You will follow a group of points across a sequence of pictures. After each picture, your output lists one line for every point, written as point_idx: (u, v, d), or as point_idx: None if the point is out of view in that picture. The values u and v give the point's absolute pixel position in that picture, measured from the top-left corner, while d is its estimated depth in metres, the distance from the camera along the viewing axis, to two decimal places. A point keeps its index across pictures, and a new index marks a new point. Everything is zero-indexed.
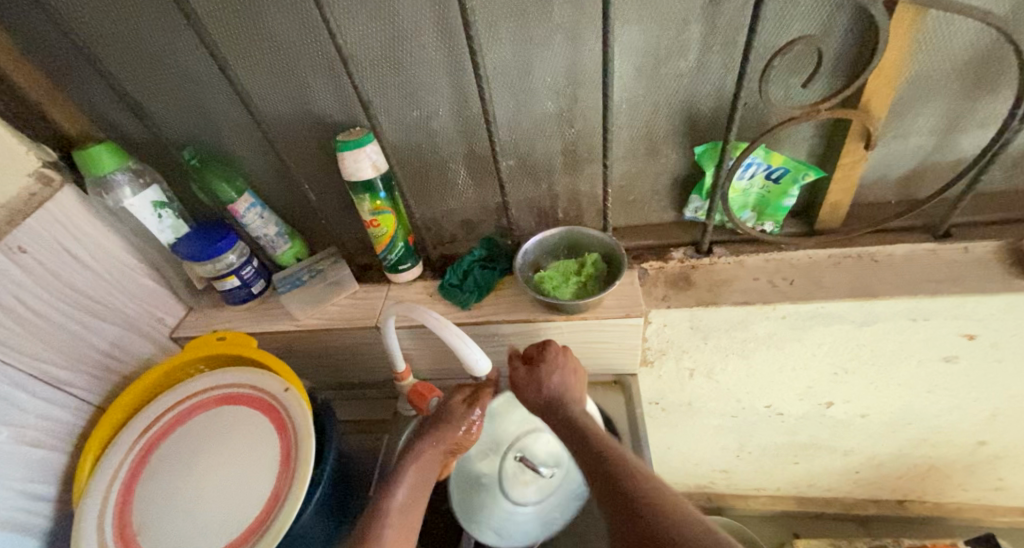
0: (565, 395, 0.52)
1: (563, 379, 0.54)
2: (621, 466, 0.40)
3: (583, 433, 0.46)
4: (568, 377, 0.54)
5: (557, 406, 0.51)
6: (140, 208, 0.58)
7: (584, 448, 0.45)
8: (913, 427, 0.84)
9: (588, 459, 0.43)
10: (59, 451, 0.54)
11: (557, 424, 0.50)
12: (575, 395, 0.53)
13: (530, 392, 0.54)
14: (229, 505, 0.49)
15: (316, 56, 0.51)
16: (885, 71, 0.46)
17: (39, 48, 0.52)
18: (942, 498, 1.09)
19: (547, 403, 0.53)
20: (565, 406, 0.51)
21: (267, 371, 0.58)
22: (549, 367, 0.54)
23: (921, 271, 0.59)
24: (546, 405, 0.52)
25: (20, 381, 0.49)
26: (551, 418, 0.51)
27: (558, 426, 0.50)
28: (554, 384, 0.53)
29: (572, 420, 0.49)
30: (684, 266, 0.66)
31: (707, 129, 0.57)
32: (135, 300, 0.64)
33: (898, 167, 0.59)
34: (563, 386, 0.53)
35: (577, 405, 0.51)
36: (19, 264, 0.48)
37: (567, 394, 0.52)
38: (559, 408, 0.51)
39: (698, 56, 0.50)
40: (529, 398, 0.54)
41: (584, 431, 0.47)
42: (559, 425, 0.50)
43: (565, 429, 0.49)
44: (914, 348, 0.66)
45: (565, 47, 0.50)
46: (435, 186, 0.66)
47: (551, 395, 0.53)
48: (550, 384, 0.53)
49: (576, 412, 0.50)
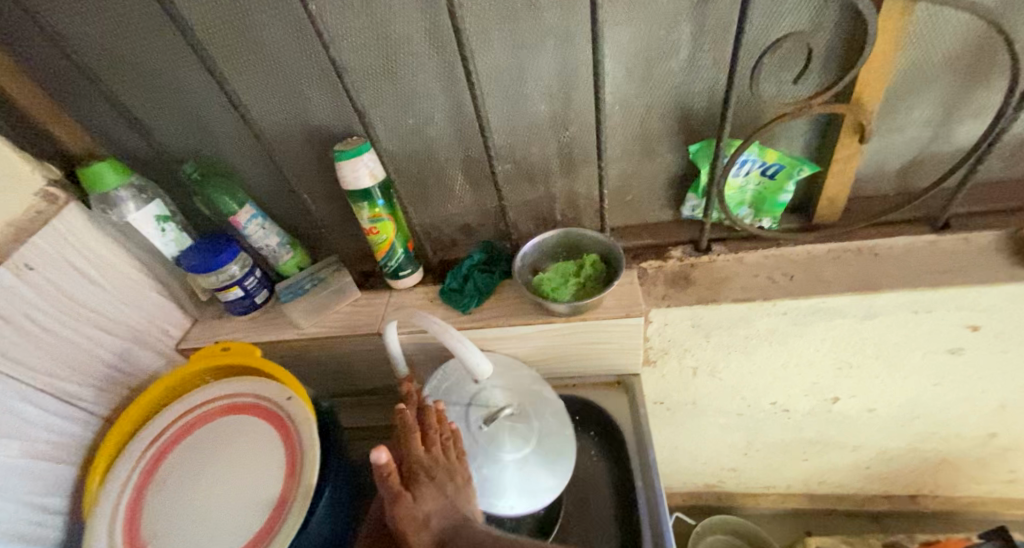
0: (453, 517, 0.48)
1: (443, 497, 0.49)
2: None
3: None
4: (451, 497, 0.49)
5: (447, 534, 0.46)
6: (144, 223, 0.59)
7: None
8: (922, 420, 0.83)
9: None
10: (68, 464, 0.55)
11: (450, 542, 0.45)
12: (466, 511, 0.49)
13: (410, 521, 0.48)
14: (236, 514, 0.49)
15: (311, 67, 0.52)
16: (876, 64, 0.47)
17: (41, 67, 0.53)
18: (955, 492, 1.07)
19: (436, 532, 0.47)
20: (454, 529, 0.46)
21: (271, 380, 0.59)
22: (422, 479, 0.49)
23: (921, 263, 0.59)
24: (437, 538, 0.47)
25: (30, 396, 0.50)
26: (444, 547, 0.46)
27: (450, 546, 0.45)
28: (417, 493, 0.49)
29: (470, 537, 0.45)
30: (683, 264, 0.66)
31: (701, 127, 0.57)
32: (141, 312, 0.65)
33: (895, 159, 0.59)
34: (437, 505, 0.48)
35: (468, 522, 0.47)
36: (27, 280, 0.49)
37: (451, 513, 0.47)
38: (455, 527, 0.46)
39: (688, 55, 0.50)
40: (409, 528, 0.48)
41: (488, 546, 0.44)
42: (450, 544, 0.45)
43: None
44: (918, 340, 0.65)
45: (555, 51, 0.51)
46: (433, 192, 0.66)
47: (434, 524, 0.47)
48: (426, 507, 0.48)
49: (462, 530, 0.46)
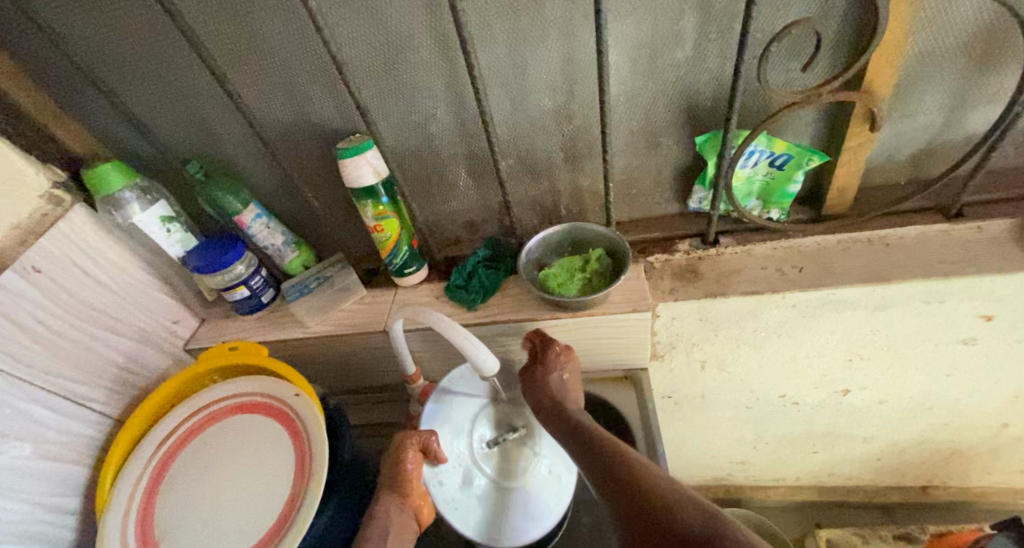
0: (563, 397, 0.55)
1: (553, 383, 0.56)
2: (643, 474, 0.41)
3: (593, 437, 0.48)
4: (566, 382, 0.56)
5: (558, 405, 0.54)
6: (150, 224, 0.59)
7: (602, 458, 0.45)
8: (933, 412, 0.82)
9: (592, 460, 0.46)
10: (80, 465, 0.56)
11: (557, 420, 0.53)
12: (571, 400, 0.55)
13: (535, 388, 0.56)
14: (247, 512, 0.50)
15: (312, 65, 0.51)
16: (887, 50, 0.45)
17: (41, 68, 0.53)
18: (966, 483, 1.06)
19: (547, 404, 0.55)
20: (563, 406, 0.53)
21: (278, 379, 0.59)
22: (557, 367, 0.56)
23: (933, 253, 0.58)
24: (551, 405, 0.54)
25: (39, 398, 0.51)
26: (549, 418, 0.53)
27: (557, 422, 0.52)
28: (552, 384, 0.55)
29: (575, 422, 0.51)
30: (690, 258, 0.66)
31: (707, 118, 0.56)
32: (148, 314, 0.65)
33: (906, 147, 0.58)
34: (559, 380, 0.56)
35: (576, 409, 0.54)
36: (34, 283, 0.50)
37: (566, 395, 0.55)
38: (562, 407, 0.53)
39: (693, 45, 0.49)
40: (534, 399, 0.56)
41: (591, 433, 0.49)
42: (557, 424, 0.52)
43: (562, 427, 0.51)
44: (930, 331, 0.65)
45: (558, 43, 0.50)
46: (437, 189, 0.66)
47: (554, 395, 0.55)
48: (554, 383, 0.56)
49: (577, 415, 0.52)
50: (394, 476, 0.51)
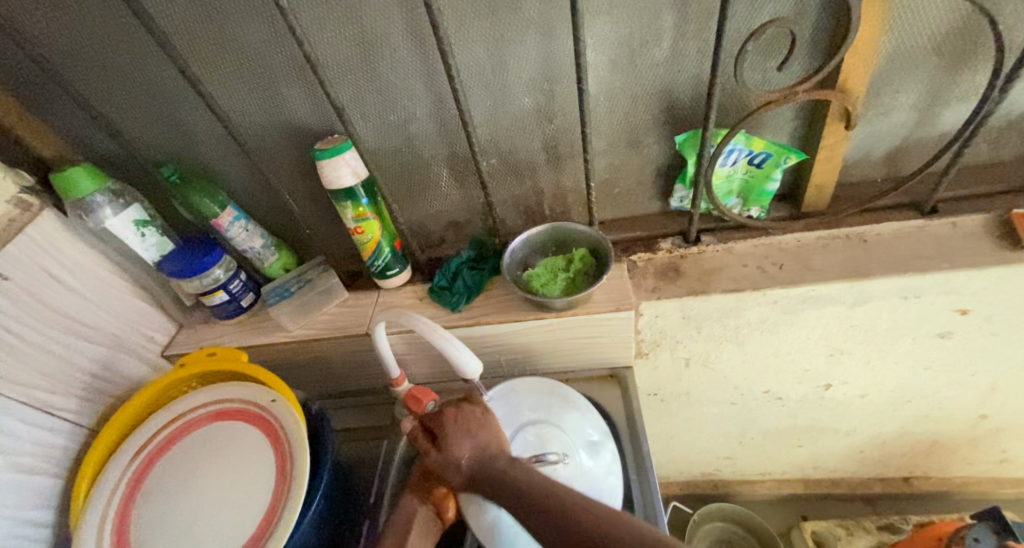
0: (485, 455, 0.45)
1: (470, 437, 0.46)
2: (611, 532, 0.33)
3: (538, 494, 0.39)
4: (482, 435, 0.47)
5: (482, 468, 0.44)
6: (122, 228, 0.57)
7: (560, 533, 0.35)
8: (913, 404, 0.84)
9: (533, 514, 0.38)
10: (54, 476, 0.54)
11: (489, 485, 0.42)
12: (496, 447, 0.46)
13: (449, 464, 0.45)
14: (226, 522, 0.49)
15: (287, 65, 0.50)
16: (861, 49, 0.46)
17: (5, 70, 0.51)
18: (947, 473, 1.09)
19: (472, 474, 0.44)
20: (491, 464, 0.43)
21: (258, 385, 0.58)
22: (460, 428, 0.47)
23: (910, 248, 0.58)
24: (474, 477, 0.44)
25: (9, 409, 0.49)
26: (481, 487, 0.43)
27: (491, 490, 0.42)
28: (460, 444, 0.45)
29: (511, 474, 0.42)
30: (673, 256, 0.66)
31: (687, 117, 0.56)
32: (125, 320, 0.64)
33: (882, 145, 0.59)
34: (473, 430, 0.47)
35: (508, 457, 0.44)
36: (1, 291, 0.48)
37: (488, 451, 0.45)
38: (490, 470, 0.43)
39: (671, 45, 0.49)
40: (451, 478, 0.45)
41: (532, 490, 0.39)
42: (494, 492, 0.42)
43: (496, 490, 0.41)
44: (908, 326, 0.66)
45: (537, 43, 0.50)
46: (418, 189, 0.65)
47: (472, 462, 0.45)
48: (467, 442, 0.46)
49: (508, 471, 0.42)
50: (422, 466, 0.48)
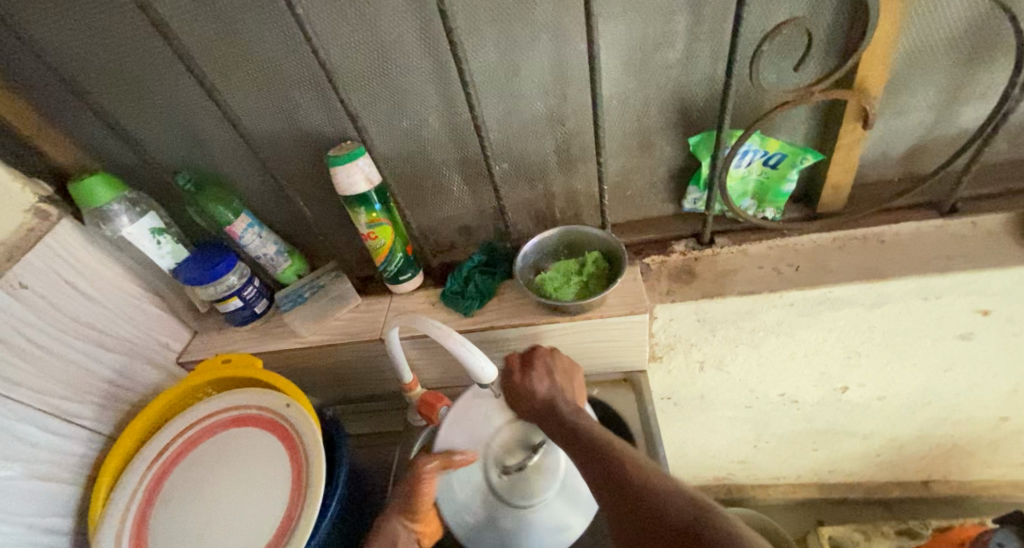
0: (556, 399, 0.50)
1: (552, 382, 0.52)
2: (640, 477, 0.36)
3: (589, 436, 0.43)
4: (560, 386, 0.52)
5: (551, 408, 0.49)
6: (139, 237, 0.58)
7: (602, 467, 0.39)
8: (932, 407, 0.83)
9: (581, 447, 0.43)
10: (71, 483, 0.55)
11: (551, 424, 0.48)
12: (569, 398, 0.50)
13: (523, 397, 0.51)
14: (244, 529, 0.49)
15: (301, 72, 0.51)
16: (878, 48, 0.46)
17: (24, 80, 0.52)
18: (966, 477, 1.07)
19: (539, 408, 0.50)
20: (557, 407, 0.48)
21: (273, 391, 0.58)
22: (540, 375, 0.52)
23: (929, 248, 0.58)
24: (541, 411, 0.49)
25: (28, 417, 0.50)
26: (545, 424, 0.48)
27: (554, 427, 0.47)
28: (537, 386, 0.51)
29: (567, 416, 0.47)
30: (686, 259, 0.65)
31: (701, 118, 0.56)
32: (140, 328, 0.64)
33: (899, 144, 0.58)
34: (546, 380, 0.52)
35: (573, 406, 0.48)
36: (21, 299, 0.49)
37: (558, 396, 0.50)
38: (555, 409, 0.48)
39: (685, 46, 0.49)
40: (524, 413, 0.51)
41: (585, 430, 0.44)
42: (552, 429, 0.47)
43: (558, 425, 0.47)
44: (927, 327, 0.65)
45: (549, 47, 0.50)
46: (430, 194, 0.65)
47: (542, 400, 0.50)
48: (538, 386, 0.51)
49: (569, 413, 0.47)
50: (408, 502, 0.49)
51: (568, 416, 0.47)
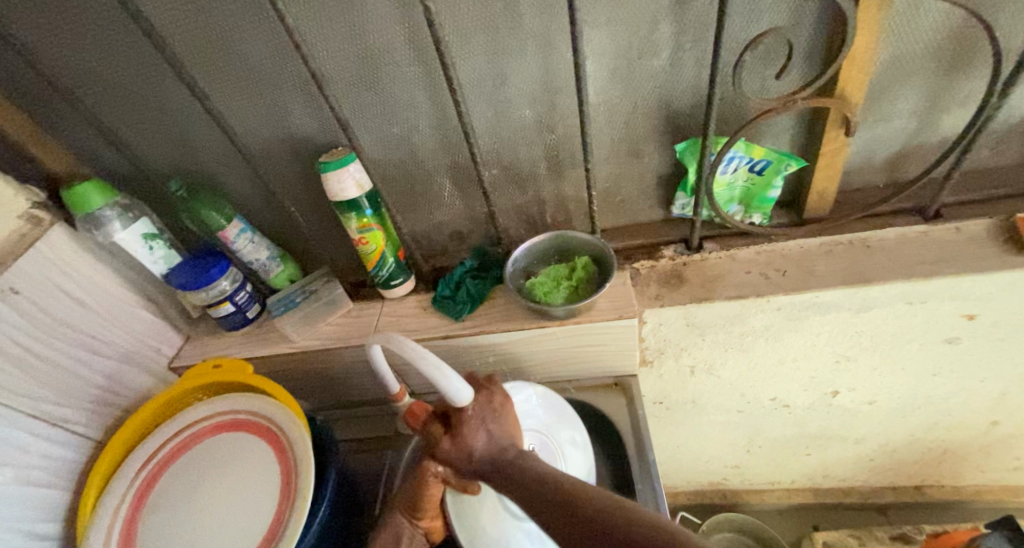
0: (499, 448, 0.43)
1: (487, 427, 0.44)
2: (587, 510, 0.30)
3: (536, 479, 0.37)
4: (497, 427, 0.45)
5: (495, 456, 0.43)
6: (132, 242, 0.58)
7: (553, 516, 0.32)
8: (922, 411, 0.83)
9: (520, 489, 0.37)
10: (61, 488, 0.55)
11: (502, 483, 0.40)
12: (506, 439, 0.44)
13: (456, 457, 0.44)
14: (232, 534, 0.49)
15: (292, 80, 0.51)
16: (857, 58, 0.46)
17: (18, 87, 0.52)
18: (960, 482, 1.07)
19: (483, 468, 0.42)
20: (502, 454, 0.42)
21: (264, 396, 0.58)
22: (474, 422, 0.44)
23: (914, 253, 0.58)
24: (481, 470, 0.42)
25: (18, 422, 0.50)
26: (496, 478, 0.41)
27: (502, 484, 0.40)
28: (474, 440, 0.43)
29: (518, 463, 0.40)
30: (675, 263, 0.66)
31: (687, 125, 0.57)
32: (132, 332, 0.64)
33: (883, 150, 0.59)
34: (476, 429, 0.44)
35: (519, 450, 0.43)
36: (13, 304, 0.49)
37: (498, 444, 0.43)
38: (501, 463, 0.41)
39: (669, 55, 0.50)
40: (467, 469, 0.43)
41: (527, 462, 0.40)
42: (507, 485, 0.39)
43: (501, 481, 0.40)
44: (915, 331, 0.65)
45: (536, 55, 0.50)
46: (422, 200, 0.66)
47: (481, 455, 0.43)
48: (476, 440, 0.44)
49: (517, 457, 0.41)
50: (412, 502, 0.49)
51: (512, 455, 0.42)
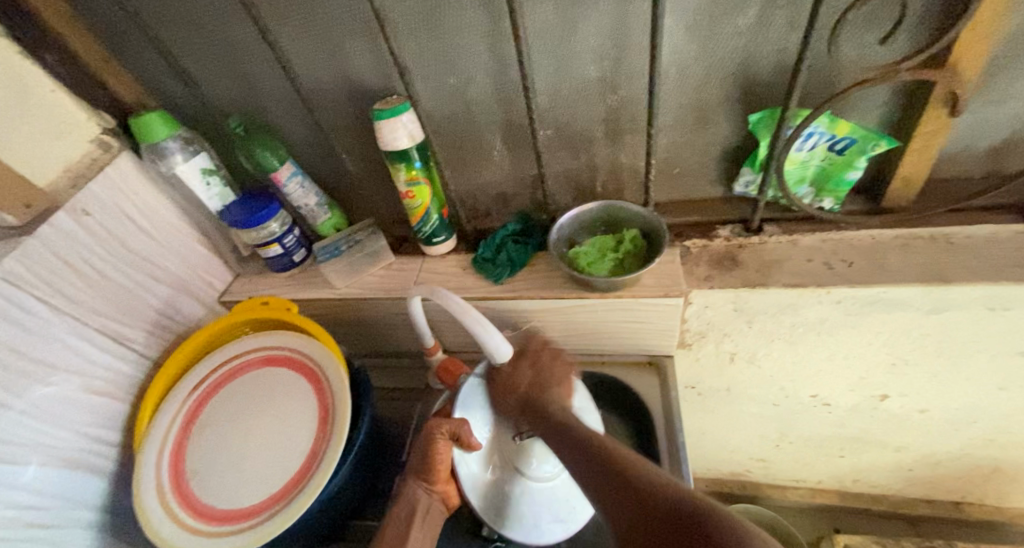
0: (540, 391, 0.50)
1: (535, 374, 0.51)
2: (639, 482, 0.34)
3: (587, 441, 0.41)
4: (543, 374, 0.52)
5: (535, 399, 0.49)
6: (190, 176, 0.60)
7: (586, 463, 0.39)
8: (978, 426, 0.78)
9: (559, 438, 0.43)
10: (122, 402, 0.59)
11: (537, 422, 0.47)
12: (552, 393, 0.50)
13: (510, 390, 0.51)
14: (271, 462, 0.52)
15: (354, 21, 0.50)
16: (981, 24, 0.41)
17: (96, 14, 0.53)
18: (1003, 502, 1.01)
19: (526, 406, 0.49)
20: (543, 403, 0.48)
21: (307, 337, 0.60)
22: (525, 367, 0.52)
23: (1004, 255, 0.53)
24: (526, 404, 0.49)
25: (87, 336, 0.54)
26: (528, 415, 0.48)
27: (540, 425, 0.46)
28: (522, 368, 0.52)
29: (555, 416, 0.45)
30: (730, 245, 0.63)
31: (766, 94, 0.52)
32: (188, 264, 0.67)
33: (987, 138, 0.52)
34: (531, 364, 0.52)
35: (556, 400, 0.48)
36: (82, 225, 0.52)
37: (546, 388, 0.50)
38: (540, 405, 0.48)
39: (758, 12, 0.45)
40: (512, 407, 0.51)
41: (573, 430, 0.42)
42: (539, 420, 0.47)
43: (546, 427, 0.45)
44: (989, 340, 0.60)
45: (610, 5, 0.47)
46: (471, 156, 0.64)
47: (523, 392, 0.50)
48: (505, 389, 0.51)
49: (556, 408, 0.47)
50: (423, 466, 0.51)
51: (552, 410, 0.46)
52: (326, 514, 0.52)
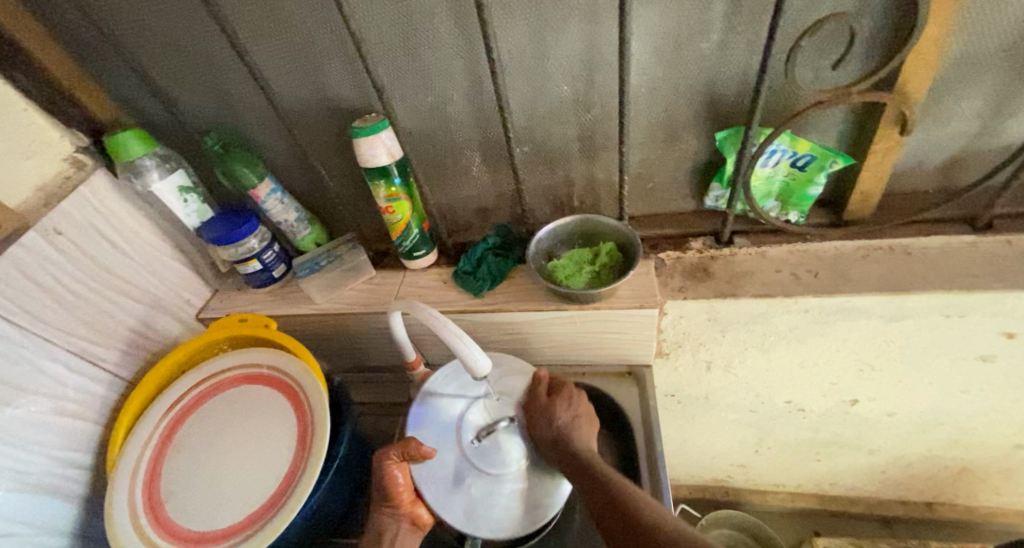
0: (570, 429, 0.52)
1: (570, 413, 0.54)
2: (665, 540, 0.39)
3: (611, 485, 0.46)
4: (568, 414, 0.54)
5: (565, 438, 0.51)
6: (166, 193, 0.60)
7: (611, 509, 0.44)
8: (944, 428, 0.81)
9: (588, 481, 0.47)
10: (94, 423, 0.58)
11: (566, 460, 0.50)
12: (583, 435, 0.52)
13: (542, 420, 0.53)
14: (248, 482, 0.51)
15: (332, 42, 0.51)
16: (924, 50, 0.44)
17: (71, 34, 0.53)
18: (973, 502, 1.05)
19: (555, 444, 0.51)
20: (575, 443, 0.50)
21: (286, 353, 0.59)
22: (562, 404, 0.54)
23: (956, 265, 0.56)
24: (554, 440, 0.51)
25: (58, 356, 0.53)
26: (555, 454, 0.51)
27: (567, 464, 0.50)
28: (554, 405, 0.54)
29: (588, 461, 0.49)
30: (703, 256, 0.65)
31: (731, 113, 0.55)
32: (164, 281, 0.67)
33: (937, 154, 0.56)
34: (563, 404, 0.54)
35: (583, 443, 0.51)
36: (54, 243, 0.51)
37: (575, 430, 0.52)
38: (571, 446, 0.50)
39: (720, 37, 0.48)
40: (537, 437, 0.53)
41: (602, 473, 0.48)
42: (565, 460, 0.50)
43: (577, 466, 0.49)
44: (947, 346, 0.63)
45: (581, 29, 0.49)
46: (450, 172, 0.66)
47: (558, 429, 0.52)
48: (541, 424, 0.53)
49: (586, 451, 0.50)
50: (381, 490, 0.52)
51: (583, 451, 0.50)
52: (304, 533, 0.52)
